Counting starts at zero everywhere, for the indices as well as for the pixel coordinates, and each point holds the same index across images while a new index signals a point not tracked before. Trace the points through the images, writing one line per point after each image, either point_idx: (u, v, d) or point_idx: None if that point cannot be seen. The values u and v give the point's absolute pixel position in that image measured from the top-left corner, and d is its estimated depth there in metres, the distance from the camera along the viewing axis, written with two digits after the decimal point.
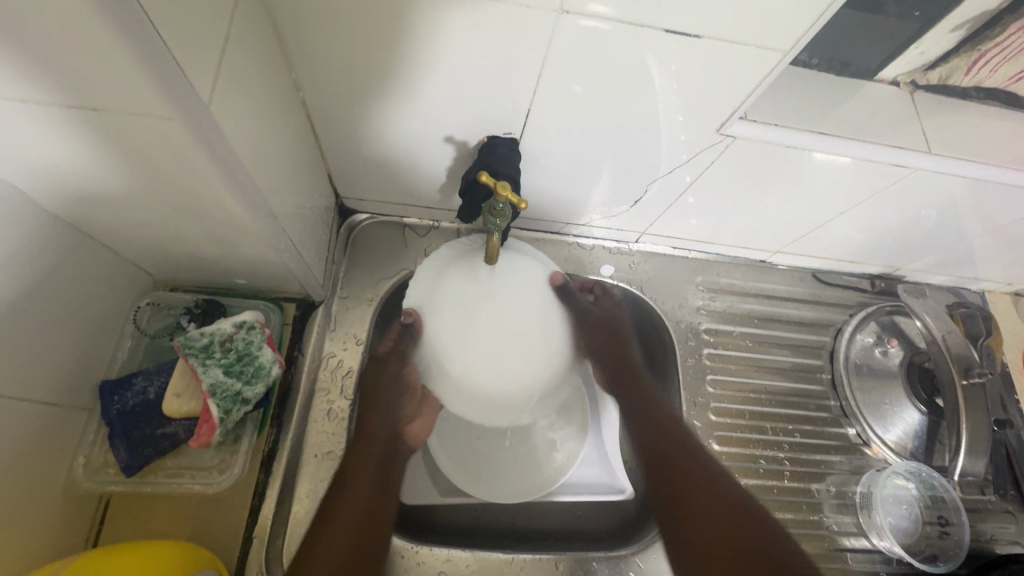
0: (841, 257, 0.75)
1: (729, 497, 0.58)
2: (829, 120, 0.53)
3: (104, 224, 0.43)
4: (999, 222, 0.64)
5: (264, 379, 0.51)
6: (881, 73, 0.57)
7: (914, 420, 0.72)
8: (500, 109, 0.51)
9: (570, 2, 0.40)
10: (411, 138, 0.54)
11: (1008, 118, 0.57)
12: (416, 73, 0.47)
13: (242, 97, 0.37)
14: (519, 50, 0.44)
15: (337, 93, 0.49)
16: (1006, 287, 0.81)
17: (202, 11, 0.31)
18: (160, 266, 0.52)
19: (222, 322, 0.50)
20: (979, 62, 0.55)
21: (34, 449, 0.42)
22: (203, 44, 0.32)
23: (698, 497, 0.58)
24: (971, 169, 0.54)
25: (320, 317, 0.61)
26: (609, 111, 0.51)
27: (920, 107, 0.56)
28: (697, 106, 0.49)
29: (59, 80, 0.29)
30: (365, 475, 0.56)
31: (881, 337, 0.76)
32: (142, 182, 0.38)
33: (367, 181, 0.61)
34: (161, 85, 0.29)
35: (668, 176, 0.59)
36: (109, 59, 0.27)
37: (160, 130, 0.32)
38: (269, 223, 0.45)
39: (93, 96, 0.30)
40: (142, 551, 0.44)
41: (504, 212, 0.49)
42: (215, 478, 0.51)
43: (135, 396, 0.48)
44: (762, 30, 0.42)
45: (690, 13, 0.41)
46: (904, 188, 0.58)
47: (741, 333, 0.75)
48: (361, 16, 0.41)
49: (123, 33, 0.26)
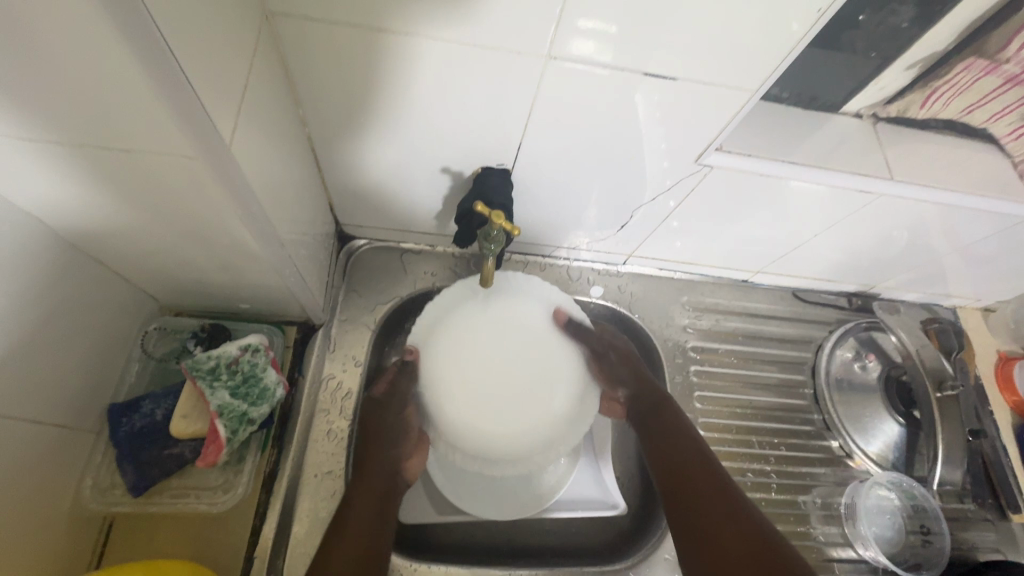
0: (819, 276, 0.79)
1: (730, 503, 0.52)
2: (798, 150, 0.57)
3: (118, 252, 0.45)
4: (964, 242, 0.68)
5: (269, 400, 0.52)
6: (846, 107, 0.61)
7: (894, 432, 0.75)
8: (493, 141, 0.54)
9: (556, 45, 0.44)
10: (410, 169, 0.58)
11: (962, 146, 0.62)
12: (414, 108, 0.50)
13: (257, 135, 0.40)
14: (510, 87, 0.48)
15: (340, 127, 0.52)
16: (975, 303, 0.85)
17: (224, 59, 0.34)
18: (167, 291, 0.54)
19: (227, 345, 0.52)
20: (932, 97, 0.59)
21: (44, 470, 0.43)
22: (225, 88, 0.35)
23: (695, 487, 0.54)
24: (932, 194, 0.58)
25: (321, 339, 0.63)
26: (595, 143, 0.55)
27: (882, 138, 0.60)
28: (678, 136, 0.53)
29: (93, 123, 0.32)
30: (367, 501, 0.53)
31: (859, 352, 0.79)
32: (158, 213, 0.40)
33: (365, 209, 0.64)
34: (186, 124, 0.32)
35: (652, 203, 0.63)
36: (141, 103, 0.30)
37: (183, 167, 0.35)
38: (277, 250, 0.47)
39: (121, 137, 0.33)
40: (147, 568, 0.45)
41: (498, 238, 0.54)
42: (218, 498, 0.52)
43: (142, 418, 0.49)
44: (732, 70, 0.46)
45: (666, 55, 0.45)
46: (873, 211, 0.62)
47: (727, 350, 0.77)
48: (364, 56, 0.44)
49: (156, 81, 0.29)
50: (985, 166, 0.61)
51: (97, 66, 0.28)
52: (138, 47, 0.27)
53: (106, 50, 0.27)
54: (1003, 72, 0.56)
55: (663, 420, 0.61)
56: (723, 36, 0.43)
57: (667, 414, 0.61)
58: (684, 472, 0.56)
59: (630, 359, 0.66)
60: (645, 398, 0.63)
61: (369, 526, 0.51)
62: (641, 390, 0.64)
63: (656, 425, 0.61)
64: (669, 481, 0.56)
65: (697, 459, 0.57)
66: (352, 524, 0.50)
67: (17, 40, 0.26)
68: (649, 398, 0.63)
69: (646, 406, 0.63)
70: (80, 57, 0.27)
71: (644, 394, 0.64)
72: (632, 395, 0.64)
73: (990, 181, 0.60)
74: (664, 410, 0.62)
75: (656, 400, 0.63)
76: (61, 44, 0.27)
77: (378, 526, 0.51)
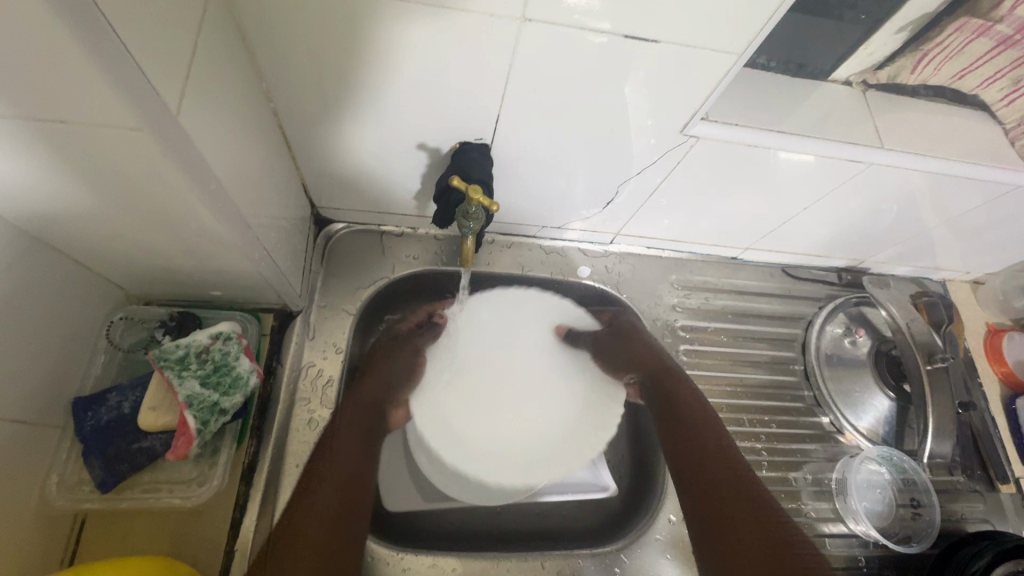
0: (808, 252, 0.77)
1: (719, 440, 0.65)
2: (786, 120, 0.55)
3: (72, 237, 0.43)
4: (953, 213, 0.67)
5: (242, 389, 0.50)
6: (835, 74, 0.59)
7: (884, 407, 0.74)
8: (470, 115, 0.52)
9: (533, 10, 0.41)
10: (383, 146, 0.55)
11: (953, 114, 0.60)
12: (384, 80, 0.47)
13: (211, 107, 0.37)
14: (487, 55, 0.45)
15: (307, 101, 0.49)
16: (965, 276, 0.85)
17: (165, 19, 0.32)
18: (134, 279, 0.51)
19: (198, 334, 0.50)
20: (923, 62, 0.57)
21: (7, 468, 0.41)
22: (170, 54, 0.32)
23: (699, 432, 0.65)
24: (923, 162, 0.56)
25: (298, 326, 0.61)
26: (577, 118, 0.53)
27: (873, 105, 0.58)
28: (665, 109, 0.51)
29: (19, 92, 0.29)
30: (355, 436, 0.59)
31: (849, 328, 0.79)
32: (112, 195, 0.37)
33: (340, 191, 0.62)
34: (127, 92, 0.29)
35: (639, 177, 0.61)
36: (73, 69, 0.27)
37: (127, 139, 0.32)
38: (244, 234, 0.45)
39: (56, 108, 0.30)
40: (119, 565, 0.44)
41: (476, 215, 0.53)
42: (193, 491, 0.50)
43: (109, 411, 0.47)
44: (721, 34, 0.44)
45: (651, 20, 0.43)
46: (866, 182, 0.60)
47: (717, 328, 0.76)
48: (328, 22, 0.42)
49: (87, 42, 0.26)
50: (977, 134, 0.60)
51: (14, 22, 0.25)
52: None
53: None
54: (996, 33, 0.54)
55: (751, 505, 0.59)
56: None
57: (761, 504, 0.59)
58: (689, 422, 0.66)
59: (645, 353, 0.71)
60: (729, 491, 0.60)
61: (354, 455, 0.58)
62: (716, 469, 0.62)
63: (696, 459, 0.63)
64: (676, 424, 0.66)
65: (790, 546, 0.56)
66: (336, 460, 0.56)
67: None
68: (695, 408, 0.67)
69: (688, 432, 0.65)
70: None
71: (731, 473, 0.62)
72: (708, 488, 0.61)
73: (981, 149, 0.59)
74: (704, 423, 0.66)
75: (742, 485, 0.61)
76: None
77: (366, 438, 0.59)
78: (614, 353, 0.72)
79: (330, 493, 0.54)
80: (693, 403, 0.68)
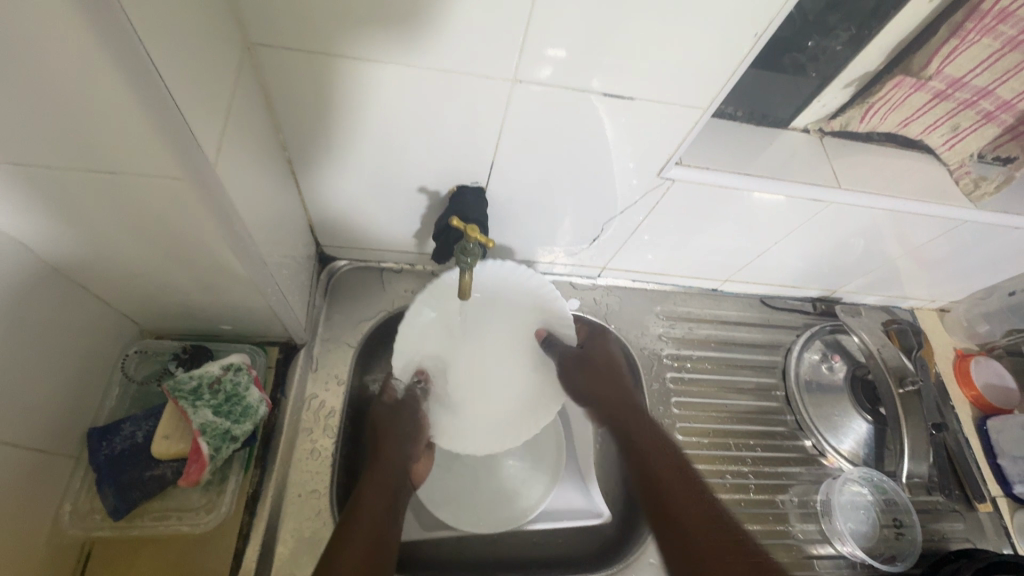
0: (783, 283, 0.82)
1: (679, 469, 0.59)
2: (752, 165, 0.61)
3: (97, 275, 0.46)
4: (914, 244, 0.72)
5: (252, 417, 0.52)
6: (794, 122, 0.66)
7: (863, 429, 0.78)
8: (468, 161, 0.57)
9: (522, 70, 0.47)
10: (386, 189, 0.60)
11: (903, 157, 0.67)
12: (391, 131, 0.52)
13: (240, 158, 0.42)
14: (483, 108, 0.51)
15: (319, 151, 0.54)
16: (931, 304, 0.90)
17: (208, 85, 0.36)
18: (149, 316, 0.54)
19: (210, 365, 0.52)
20: (870, 112, 0.64)
21: (21, 496, 0.43)
22: (211, 115, 0.36)
23: (648, 454, 0.61)
24: (878, 200, 0.62)
25: (303, 358, 0.64)
26: (563, 162, 0.58)
27: (829, 151, 0.65)
28: (642, 155, 0.57)
29: (80, 149, 0.32)
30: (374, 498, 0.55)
31: (825, 354, 0.83)
32: (142, 235, 0.41)
33: (346, 231, 0.66)
34: (175, 148, 0.33)
35: (622, 216, 0.66)
36: (133, 130, 0.31)
37: (169, 187, 0.36)
38: (260, 270, 0.48)
39: (109, 161, 0.33)
40: None
41: (474, 252, 0.56)
42: (201, 518, 0.52)
43: (123, 440, 0.49)
44: (685, 90, 0.50)
45: (623, 78, 0.48)
46: (829, 218, 0.66)
47: (701, 356, 0.80)
48: (339, 81, 0.47)
49: (152, 113, 0.30)
50: (923, 175, 0.66)
51: (92, 96, 0.29)
52: (129, 76, 0.28)
53: (96, 76, 0.28)
54: (931, 88, 0.60)
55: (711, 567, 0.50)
56: (677, 58, 0.46)
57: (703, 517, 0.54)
58: (642, 447, 0.62)
59: (613, 369, 0.67)
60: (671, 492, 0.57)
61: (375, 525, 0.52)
62: (698, 522, 0.54)
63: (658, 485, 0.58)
64: (638, 448, 0.62)
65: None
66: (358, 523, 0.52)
67: (24, 75, 0.28)
68: (650, 441, 0.62)
69: (647, 465, 0.60)
70: (77, 89, 0.29)
71: (704, 524, 0.54)
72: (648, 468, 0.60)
73: (929, 188, 0.65)
74: (654, 448, 0.61)
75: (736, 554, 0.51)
76: (51, 74, 0.28)
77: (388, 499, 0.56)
78: (593, 378, 0.66)
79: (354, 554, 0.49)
80: (641, 425, 0.63)
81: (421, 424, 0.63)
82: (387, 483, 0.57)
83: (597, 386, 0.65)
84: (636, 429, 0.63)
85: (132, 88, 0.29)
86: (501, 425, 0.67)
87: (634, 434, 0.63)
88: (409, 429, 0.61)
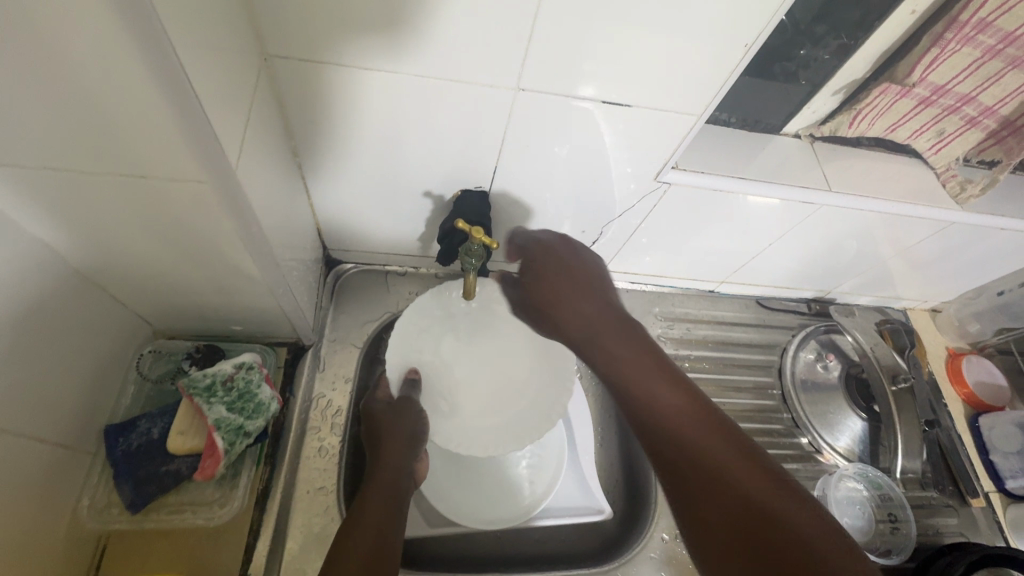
0: (778, 284, 0.85)
1: (684, 393, 0.48)
2: (746, 169, 0.63)
3: (116, 276, 0.47)
4: (903, 245, 0.74)
5: (264, 414, 0.54)
6: (786, 128, 0.68)
7: (857, 427, 0.80)
8: (472, 165, 0.59)
9: (525, 80, 0.49)
10: (393, 193, 0.62)
11: (891, 161, 0.69)
12: (397, 137, 0.54)
13: (257, 163, 0.44)
14: (486, 114, 0.53)
15: (328, 158, 0.56)
16: (923, 304, 0.92)
17: (231, 94, 0.38)
18: (163, 317, 0.56)
19: (223, 364, 0.54)
20: (858, 117, 0.65)
21: (42, 489, 0.44)
22: (233, 123, 0.38)
23: (631, 373, 0.51)
24: (868, 203, 0.64)
25: (310, 359, 0.65)
26: (564, 166, 0.60)
27: (820, 155, 0.67)
28: (639, 161, 0.59)
29: (112, 154, 0.34)
30: (379, 494, 0.55)
31: (820, 353, 0.85)
32: (164, 238, 0.43)
33: (352, 235, 0.68)
34: (201, 154, 0.35)
35: (620, 219, 0.68)
36: (163, 136, 0.33)
37: (193, 190, 0.37)
38: (273, 271, 0.50)
39: (138, 166, 0.35)
40: None
41: (478, 252, 0.57)
42: (216, 512, 0.53)
43: (140, 436, 0.51)
44: (680, 97, 0.52)
45: (620, 86, 0.51)
46: (821, 220, 0.68)
47: (699, 356, 0.82)
48: (347, 89, 0.49)
49: (183, 121, 0.32)
50: (910, 178, 0.68)
51: (127, 105, 0.31)
52: (164, 88, 0.30)
53: (134, 88, 0.30)
54: (915, 94, 0.62)
55: (722, 477, 0.42)
56: (671, 67, 0.49)
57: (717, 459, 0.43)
58: (618, 365, 0.52)
59: (591, 284, 0.58)
60: (671, 428, 0.46)
61: (381, 520, 0.53)
62: (721, 453, 0.44)
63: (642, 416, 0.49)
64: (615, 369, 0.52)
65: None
66: (364, 518, 0.52)
67: (64, 85, 0.29)
68: (638, 364, 0.51)
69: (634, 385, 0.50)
70: (114, 98, 0.30)
71: (725, 452, 0.44)
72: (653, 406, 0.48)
73: (918, 191, 0.67)
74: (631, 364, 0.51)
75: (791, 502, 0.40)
76: (91, 85, 0.30)
77: (394, 495, 0.56)
78: (540, 287, 0.59)
79: (359, 545, 0.49)
80: (623, 342, 0.53)
81: (422, 425, 0.63)
82: (390, 480, 0.57)
83: (562, 287, 0.58)
84: (613, 343, 0.53)
85: (166, 98, 0.31)
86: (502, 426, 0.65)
87: (617, 354, 0.53)
88: (411, 429, 0.62)
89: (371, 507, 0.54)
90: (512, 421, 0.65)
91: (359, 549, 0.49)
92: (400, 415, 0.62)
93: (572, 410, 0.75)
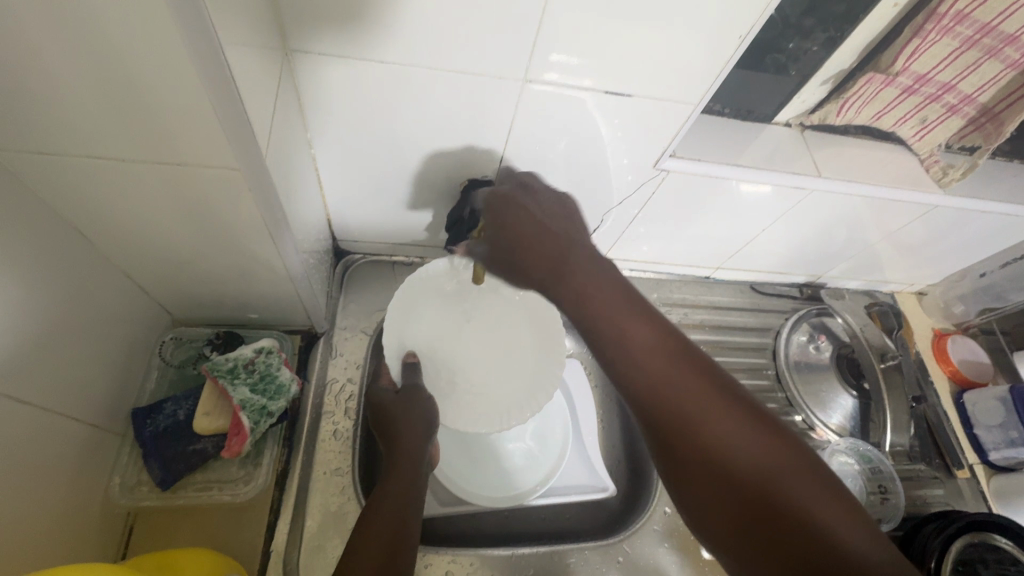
0: (771, 270, 0.88)
1: (674, 350, 0.40)
2: (740, 157, 0.66)
3: (143, 264, 0.50)
4: (890, 229, 0.78)
5: (285, 395, 0.56)
6: (777, 117, 0.72)
7: (849, 404, 0.83)
8: (478, 154, 0.61)
9: (531, 71, 0.52)
10: (402, 183, 0.64)
11: (878, 148, 0.72)
12: (407, 128, 0.56)
13: (279, 151, 0.46)
14: (493, 105, 0.55)
15: (341, 151, 0.58)
16: (910, 287, 0.96)
17: (261, 87, 0.40)
18: (184, 306, 0.58)
19: (243, 349, 0.56)
20: (845, 106, 0.69)
21: (76, 466, 0.47)
22: (262, 113, 0.41)
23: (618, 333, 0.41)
24: (857, 188, 0.67)
25: (323, 347, 0.68)
26: (566, 156, 0.63)
27: (809, 143, 0.71)
28: (637, 151, 0.62)
29: (152, 142, 0.36)
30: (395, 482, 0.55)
31: (813, 335, 0.88)
32: (193, 226, 0.45)
33: (362, 225, 0.70)
34: (235, 141, 0.37)
35: (619, 207, 0.71)
36: (202, 125, 0.35)
37: (225, 177, 0.40)
38: (292, 258, 0.52)
39: (175, 154, 0.37)
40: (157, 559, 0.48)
41: None
42: (240, 489, 0.55)
43: (166, 418, 0.53)
44: (677, 88, 0.55)
45: (620, 79, 0.53)
46: (811, 206, 0.71)
47: (696, 341, 0.85)
48: (361, 83, 0.51)
49: (223, 110, 0.35)
50: (895, 165, 0.72)
51: (171, 96, 0.33)
52: (208, 79, 0.33)
53: (180, 80, 0.32)
54: (899, 83, 0.65)
55: (694, 421, 0.37)
56: (668, 59, 0.51)
57: (702, 411, 0.37)
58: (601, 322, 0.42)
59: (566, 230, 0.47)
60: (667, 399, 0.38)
61: (399, 503, 0.53)
62: (704, 405, 0.37)
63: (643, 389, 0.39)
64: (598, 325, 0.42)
65: (812, 554, 0.31)
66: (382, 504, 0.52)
67: (113, 78, 0.32)
68: (623, 316, 0.41)
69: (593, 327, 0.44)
70: (159, 90, 0.33)
71: (708, 401, 0.37)
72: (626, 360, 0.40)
73: (902, 176, 0.70)
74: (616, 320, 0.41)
75: (781, 448, 0.35)
76: (139, 78, 0.32)
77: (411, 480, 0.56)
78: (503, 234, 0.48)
79: (379, 533, 0.49)
80: (601, 290, 0.42)
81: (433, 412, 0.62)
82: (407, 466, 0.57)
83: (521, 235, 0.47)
84: (594, 297, 0.42)
85: (208, 88, 0.33)
86: (507, 408, 0.66)
87: (593, 299, 0.42)
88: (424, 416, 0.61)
89: (388, 494, 0.53)
90: (516, 400, 0.67)
91: (380, 533, 0.49)
92: (410, 401, 0.61)
93: (575, 395, 0.78)
